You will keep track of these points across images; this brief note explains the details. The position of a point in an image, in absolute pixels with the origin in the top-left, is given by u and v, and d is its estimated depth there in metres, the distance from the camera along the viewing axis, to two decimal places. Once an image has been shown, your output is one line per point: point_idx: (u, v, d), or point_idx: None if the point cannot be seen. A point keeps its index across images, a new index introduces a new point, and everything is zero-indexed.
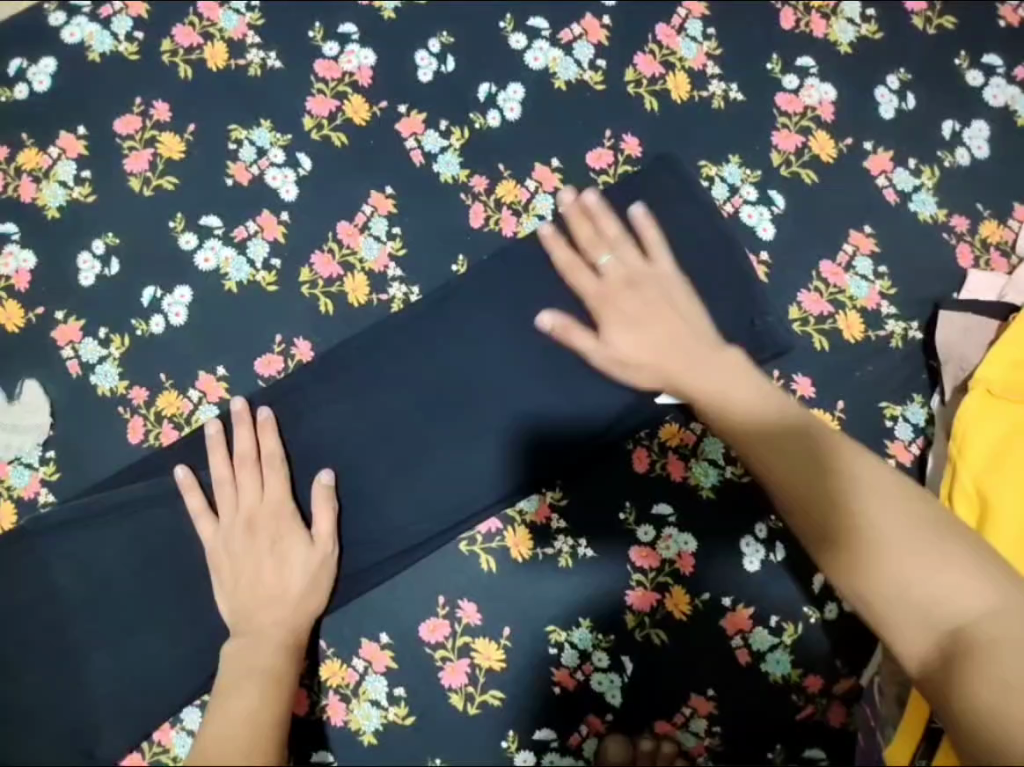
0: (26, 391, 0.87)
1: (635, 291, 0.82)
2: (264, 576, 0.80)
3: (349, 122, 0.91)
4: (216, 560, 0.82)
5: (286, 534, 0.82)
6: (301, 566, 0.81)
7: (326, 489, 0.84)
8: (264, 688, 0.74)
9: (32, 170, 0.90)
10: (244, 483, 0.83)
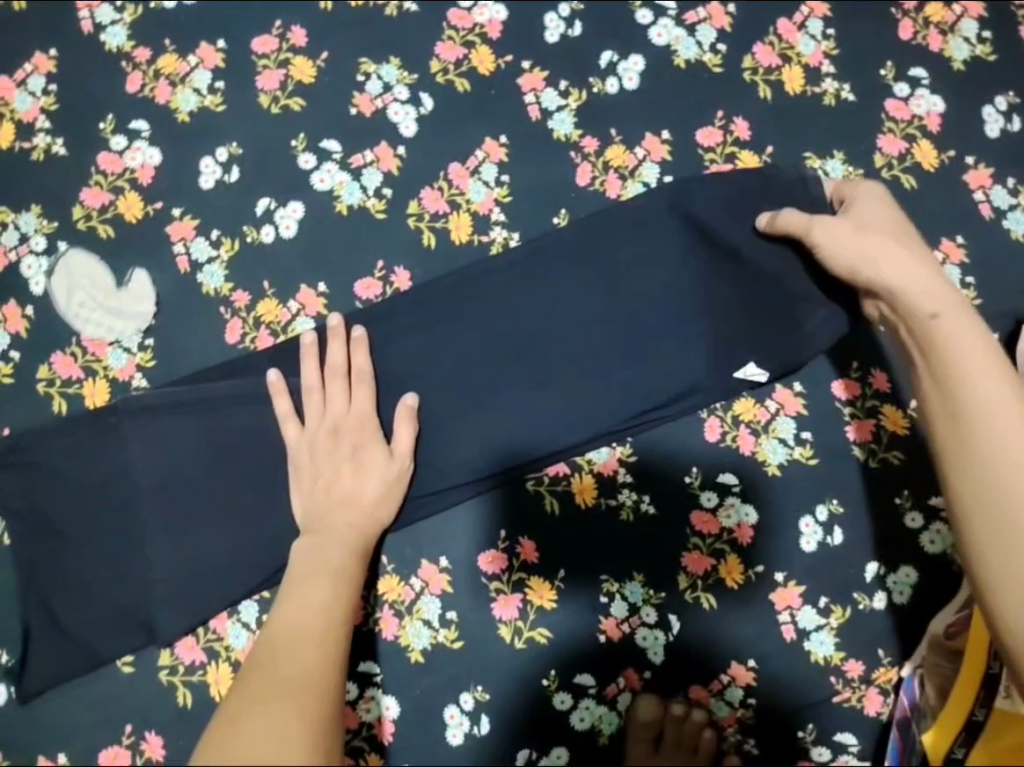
0: (134, 279, 0.91)
1: (887, 212, 0.83)
2: (343, 482, 0.83)
3: (474, 70, 0.95)
4: (296, 461, 0.85)
5: (367, 444, 0.85)
6: (377, 477, 0.84)
7: (410, 410, 0.86)
8: (334, 586, 0.73)
9: (170, 75, 0.95)
10: (333, 393, 0.86)
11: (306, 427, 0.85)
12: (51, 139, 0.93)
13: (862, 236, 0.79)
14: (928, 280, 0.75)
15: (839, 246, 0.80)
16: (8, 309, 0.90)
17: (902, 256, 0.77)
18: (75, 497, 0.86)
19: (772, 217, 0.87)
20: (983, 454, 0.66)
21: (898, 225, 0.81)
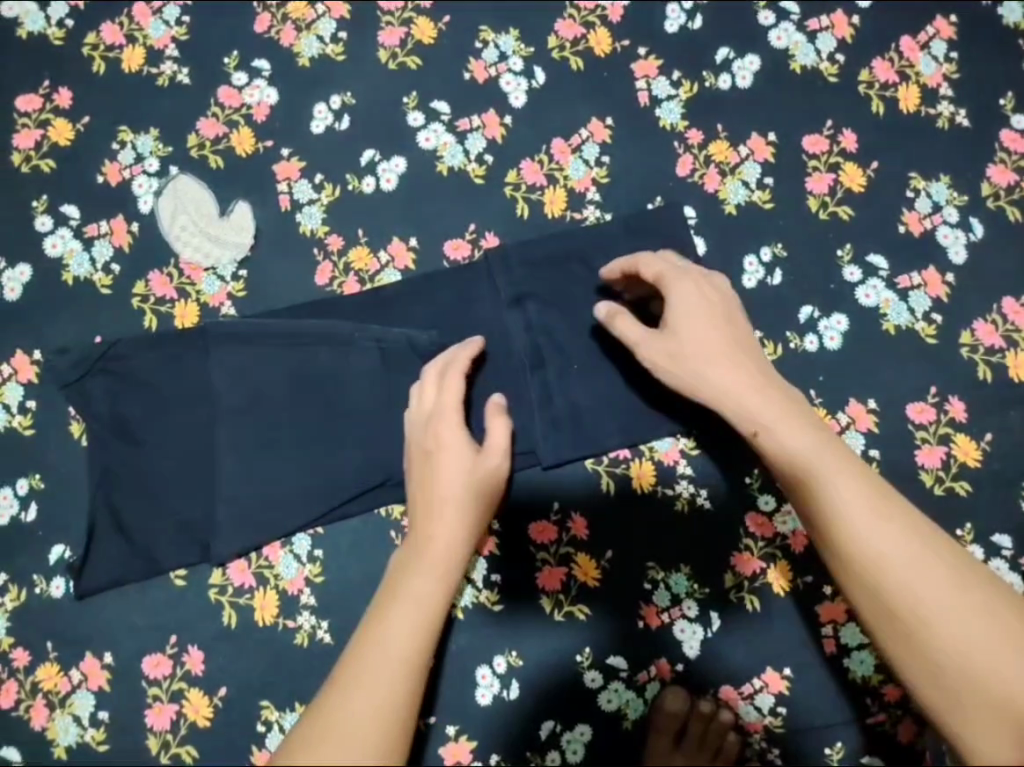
0: (237, 211, 0.94)
1: (699, 285, 0.80)
2: (432, 471, 0.78)
3: (590, 50, 0.97)
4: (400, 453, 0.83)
5: (453, 425, 0.80)
6: (461, 468, 0.78)
7: (498, 406, 0.84)
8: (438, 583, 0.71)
9: (296, 20, 0.98)
10: (427, 390, 0.83)
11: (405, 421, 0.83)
12: (177, 67, 0.97)
13: (710, 336, 0.77)
14: (748, 397, 0.73)
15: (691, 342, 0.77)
16: (115, 223, 0.94)
17: (714, 338, 0.77)
18: (158, 409, 0.89)
19: (611, 311, 0.82)
20: (897, 586, 0.62)
21: (724, 319, 0.79)
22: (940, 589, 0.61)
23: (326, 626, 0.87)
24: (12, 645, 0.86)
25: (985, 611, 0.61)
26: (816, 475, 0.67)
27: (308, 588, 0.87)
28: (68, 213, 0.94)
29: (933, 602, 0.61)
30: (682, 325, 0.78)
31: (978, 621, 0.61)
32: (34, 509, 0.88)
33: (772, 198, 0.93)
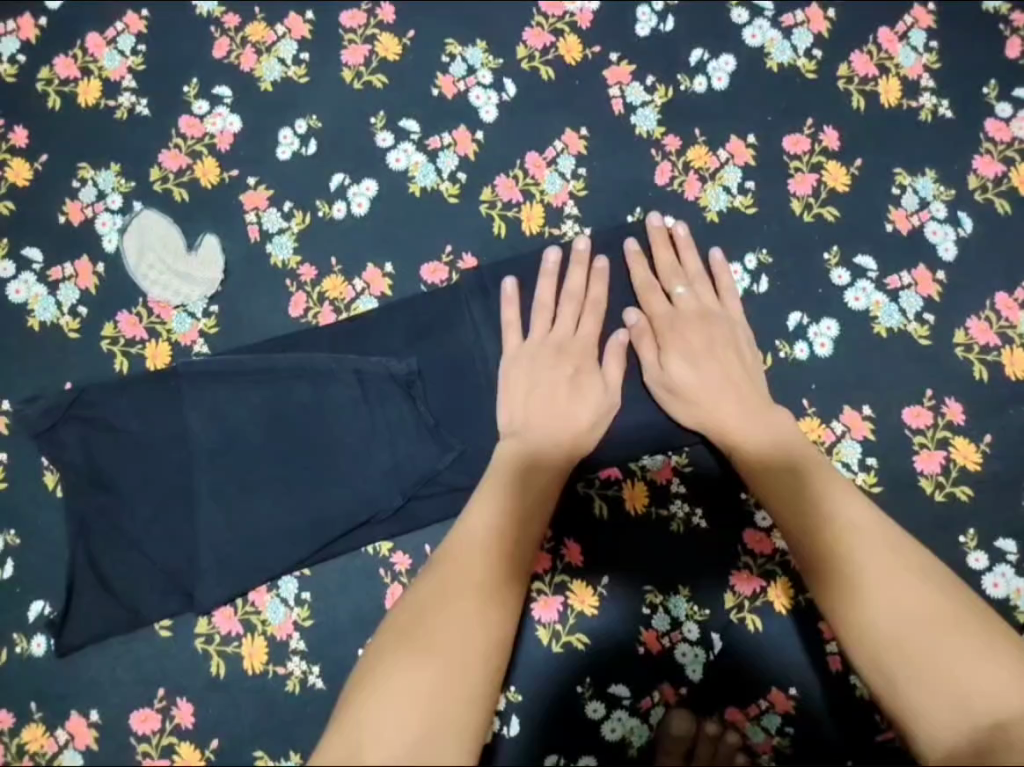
0: (204, 245, 0.91)
1: (704, 326, 0.86)
2: (558, 408, 0.83)
3: (560, 58, 0.94)
4: (509, 369, 0.86)
5: (589, 368, 0.85)
6: (591, 403, 0.84)
7: (621, 345, 0.86)
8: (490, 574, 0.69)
9: (256, 43, 0.95)
10: (562, 318, 0.86)
11: (536, 342, 0.86)
12: (135, 98, 0.94)
13: (711, 367, 0.84)
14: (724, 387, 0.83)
15: (671, 343, 0.85)
16: (80, 264, 0.91)
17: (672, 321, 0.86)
18: (133, 455, 0.86)
19: (636, 331, 0.86)
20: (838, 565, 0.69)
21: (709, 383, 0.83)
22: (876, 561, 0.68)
23: (318, 669, 0.84)
24: None
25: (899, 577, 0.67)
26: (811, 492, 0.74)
27: (298, 633, 0.85)
28: (31, 256, 0.91)
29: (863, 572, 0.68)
30: (679, 350, 0.85)
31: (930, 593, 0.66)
32: (11, 566, 0.86)
33: (754, 202, 0.90)
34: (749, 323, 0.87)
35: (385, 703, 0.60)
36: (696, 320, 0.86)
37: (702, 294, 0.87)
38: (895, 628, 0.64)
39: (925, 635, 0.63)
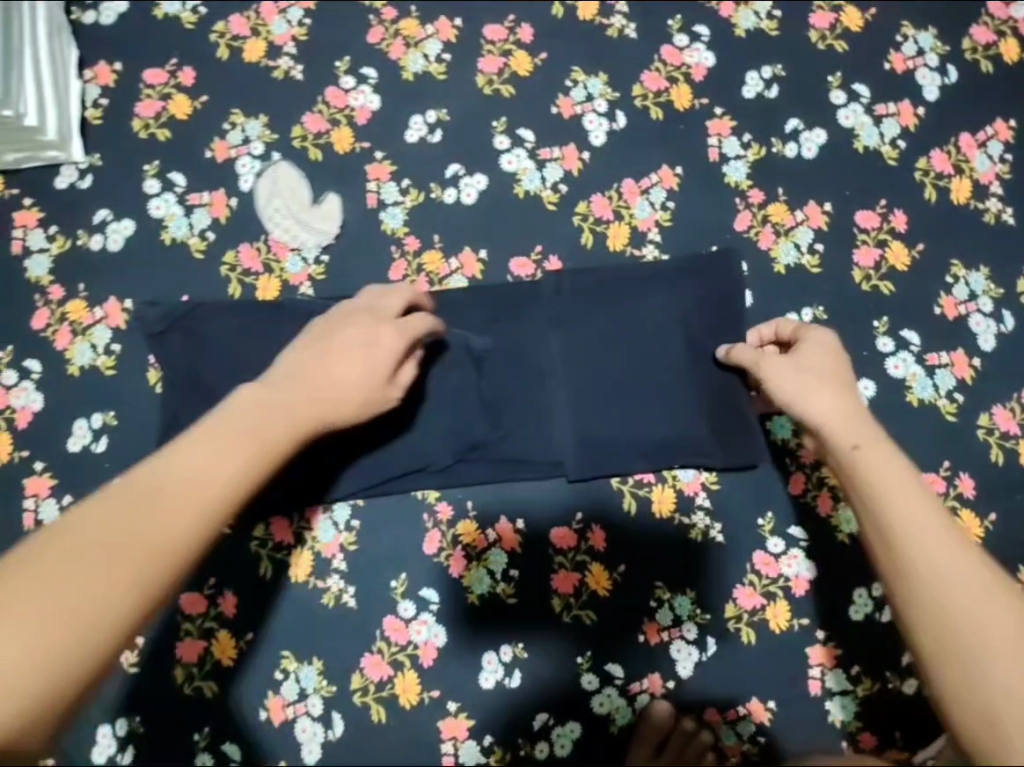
0: (327, 202, 1.02)
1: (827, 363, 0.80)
2: (334, 371, 0.75)
3: (671, 103, 1.04)
4: (327, 321, 0.81)
5: (339, 331, 0.78)
6: (342, 378, 0.75)
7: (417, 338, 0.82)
8: (210, 504, 0.63)
9: (407, 37, 1.06)
10: (394, 298, 0.85)
11: (358, 314, 0.81)
12: (292, 64, 1.06)
13: (827, 393, 0.77)
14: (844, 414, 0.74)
15: (780, 383, 0.79)
16: (216, 195, 1.02)
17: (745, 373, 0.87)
18: (227, 369, 0.97)
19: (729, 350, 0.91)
20: (897, 552, 0.67)
21: (839, 433, 0.73)
22: (924, 519, 0.68)
23: (352, 590, 0.94)
24: None
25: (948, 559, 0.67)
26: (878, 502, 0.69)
27: (342, 554, 0.95)
28: (175, 180, 1.03)
29: (915, 548, 0.67)
30: (784, 373, 0.80)
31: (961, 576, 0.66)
32: (103, 442, 0.96)
33: (819, 263, 1.00)
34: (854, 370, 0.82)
35: (35, 599, 0.57)
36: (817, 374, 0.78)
37: (823, 359, 0.80)
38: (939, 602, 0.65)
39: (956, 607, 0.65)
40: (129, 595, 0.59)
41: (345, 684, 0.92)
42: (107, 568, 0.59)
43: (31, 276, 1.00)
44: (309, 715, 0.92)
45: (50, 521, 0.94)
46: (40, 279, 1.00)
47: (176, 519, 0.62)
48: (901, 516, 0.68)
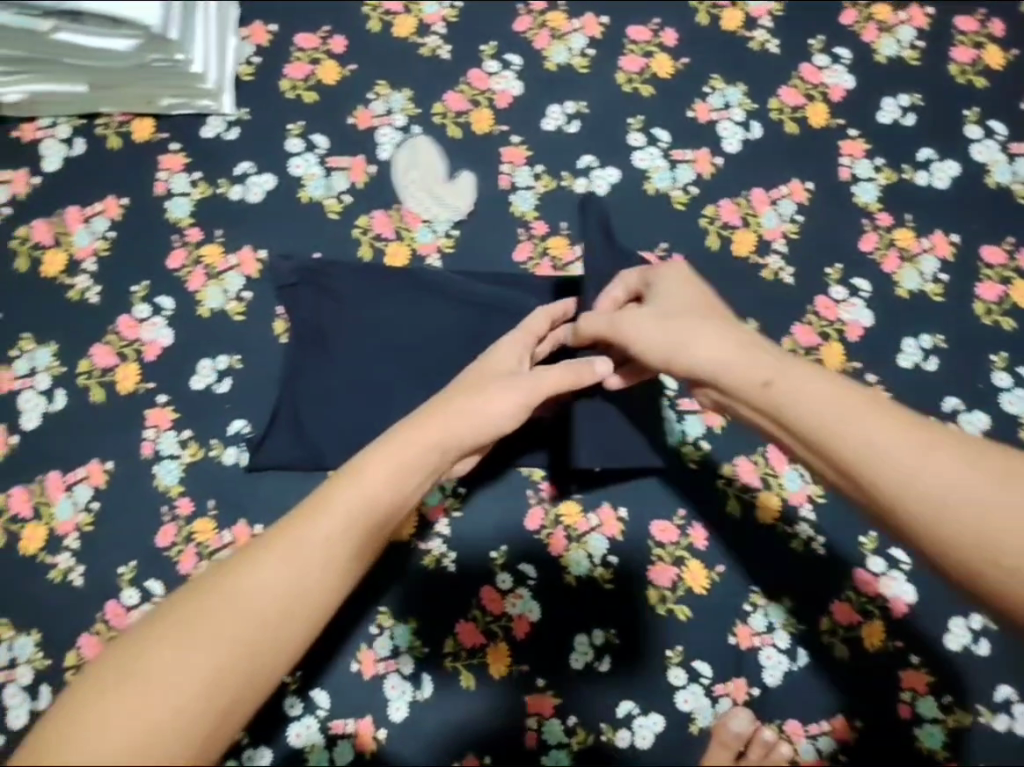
0: (462, 179, 1.05)
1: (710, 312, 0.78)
2: (463, 426, 0.71)
3: (807, 119, 1.05)
4: (470, 373, 0.78)
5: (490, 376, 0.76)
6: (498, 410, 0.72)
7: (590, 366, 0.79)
8: (321, 547, 0.62)
9: (553, 28, 1.07)
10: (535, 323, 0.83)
11: (444, 394, 0.74)
12: (440, 42, 1.07)
13: (740, 350, 0.73)
14: (787, 375, 0.71)
15: (643, 335, 0.76)
16: (356, 161, 1.05)
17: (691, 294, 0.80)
18: (353, 329, 0.99)
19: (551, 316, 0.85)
20: (894, 492, 0.65)
21: (742, 376, 0.72)
22: (902, 452, 0.66)
23: (453, 556, 0.98)
24: (180, 495, 0.97)
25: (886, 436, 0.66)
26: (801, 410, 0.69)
27: (445, 520, 0.99)
28: (317, 142, 1.05)
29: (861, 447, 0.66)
30: (683, 327, 0.75)
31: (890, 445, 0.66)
32: (227, 383, 1.00)
33: (943, 293, 1.00)
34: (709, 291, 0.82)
35: (160, 647, 0.56)
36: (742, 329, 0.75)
37: (675, 295, 0.81)
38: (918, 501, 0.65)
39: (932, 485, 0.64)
40: (291, 639, 0.60)
41: (436, 647, 0.96)
42: (217, 626, 0.57)
43: (170, 217, 1.03)
44: (399, 673, 0.95)
45: (167, 452, 0.98)
46: (178, 221, 1.03)
47: (298, 573, 0.60)
48: (815, 413, 0.68)
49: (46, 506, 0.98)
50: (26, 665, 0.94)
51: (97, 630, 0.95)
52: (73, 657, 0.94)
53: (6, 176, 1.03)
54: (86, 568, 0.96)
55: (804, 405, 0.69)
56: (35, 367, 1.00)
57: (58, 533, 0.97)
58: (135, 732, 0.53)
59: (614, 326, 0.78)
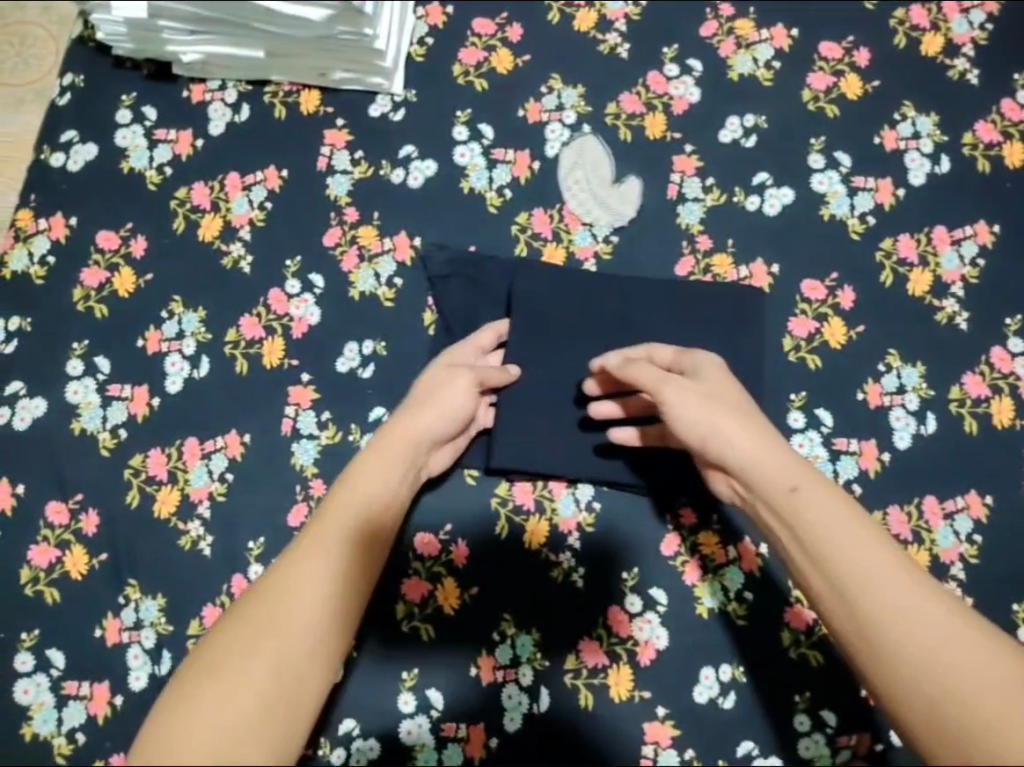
0: (628, 184, 1.01)
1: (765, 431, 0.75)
2: (438, 413, 0.84)
3: (1001, 158, 1.00)
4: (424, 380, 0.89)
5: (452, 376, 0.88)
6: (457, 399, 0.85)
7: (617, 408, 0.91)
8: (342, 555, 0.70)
9: (740, 36, 1.04)
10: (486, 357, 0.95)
11: (407, 409, 0.84)
12: (621, 40, 1.05)
13: (756, 439, 0.74)
14: (787, 475, 0.72)
15: (684, 416, 0.76)
16: (521, 155, 1.02)
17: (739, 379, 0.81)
18: (505, 327, 0.97)
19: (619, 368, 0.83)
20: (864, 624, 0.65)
21: (770, 476, 0.72)
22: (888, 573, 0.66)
23: (582, 571, 0.94)
24: (312, 475, 0.95)
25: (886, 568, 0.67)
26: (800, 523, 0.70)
27: (577, 533, 0.95)
28: (484, 131, 1.03)
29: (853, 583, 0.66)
30: (731, 429, 0.74)
31: (892, 582, 0.66)
32: (371, 368, 0.98)
33: None
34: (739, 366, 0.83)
35: (202, 700, 0.61)
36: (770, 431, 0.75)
37: (714, 371, 0.81)
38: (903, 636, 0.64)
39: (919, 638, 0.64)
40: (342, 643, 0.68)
41: (558, 662, 0.92)
42: (260, 658, 0.63)
43: (330, 194, 1.02)
44: (516, 684, 0.91)
45: (306, 431, 0.96)
46: (338, 198, 1.02)
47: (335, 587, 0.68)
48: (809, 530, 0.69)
49: (182, 470, 0.95)
50: (150, 628, 0.91)
51: (222, 601, 0.92)
52: (196, 626, 0.91)
53: (170, 134, 1.04)
54: (215, 538, 0.94)
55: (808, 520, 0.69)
56: (182, 331, 0.99)
57: (191, 499, 0.95)
58: (224, 737, 0.59)
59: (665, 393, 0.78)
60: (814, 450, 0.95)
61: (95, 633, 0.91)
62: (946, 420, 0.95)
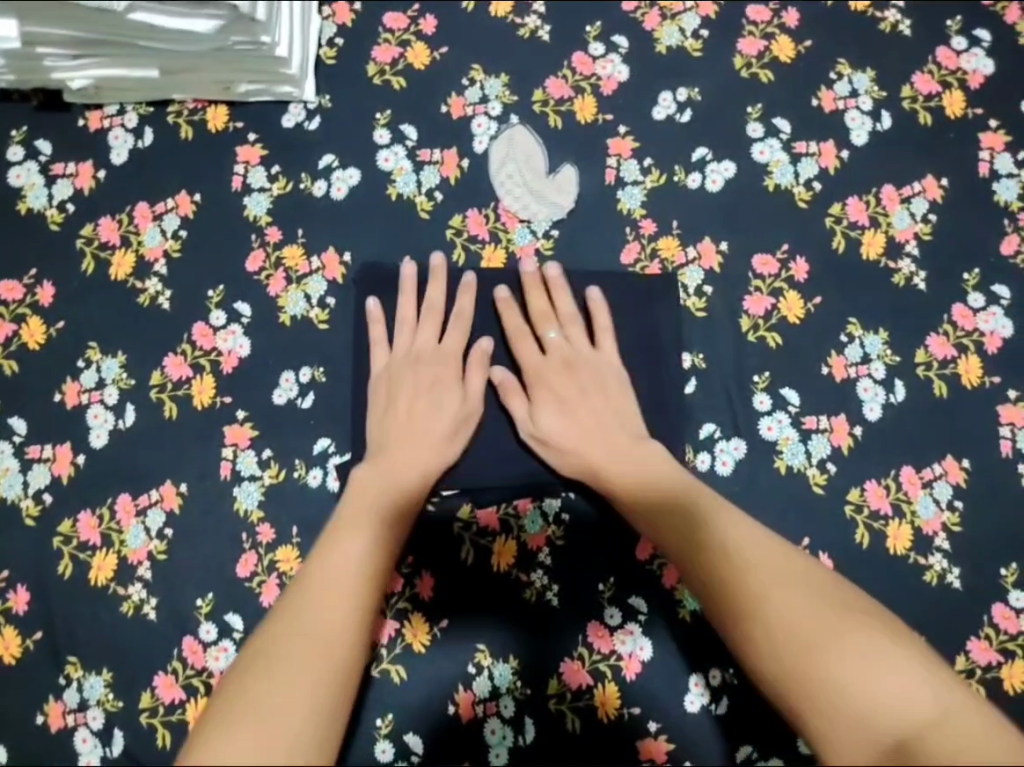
0: (561, 173, 0.96)
1: (570, 374, 0.88)
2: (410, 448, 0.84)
3: (941, 109, 0.97)
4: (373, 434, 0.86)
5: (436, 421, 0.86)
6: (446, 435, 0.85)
7: (505, 384, 0.88)
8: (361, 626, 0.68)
9: (664, 7, 0.99)
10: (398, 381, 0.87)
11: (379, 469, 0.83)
12: (540, 23, 0.99)
13: (599, 429, 0.86)
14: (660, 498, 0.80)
15: (565, 441, 0.86)
16: (447, 154, 0.96)
17: (599, 418, 0.86)
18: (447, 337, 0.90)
19: (501, 382, 0.88)
20: (800, 645, 0.64)
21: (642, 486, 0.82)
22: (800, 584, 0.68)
23: (556, 589, 0.89)
24: (259, 520, 0.89)
25: (806, 587, 0.68)
26: (695, 527, 0.76)
27: (547, 549, 0.89)
28: (406, 132, 0.97)
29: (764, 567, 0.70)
30: (582, 426, 0.86)
31: (809, 592, 0.68)
32: (310, 398, 0.91)
33: None
34: (619, 360, 0.90)
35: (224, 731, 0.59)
36: (724, 510, 0.77)
37: (582, 397, 0.87)
38: (811, 627, 0.65)
39: (820, 632, 0.65)
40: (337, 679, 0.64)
41: (541, 688, 0.87)
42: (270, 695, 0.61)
43: (249, 215, 0.95)
44: (499, 716, 0.86)
45: (247, 473, 0.90)
46: (257, 219, 0.95)
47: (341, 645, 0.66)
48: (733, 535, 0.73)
49: (117, 532, 0.88)
50: (96, 708, 0.85)
51: (174, 668, 0.85)
52: (148, 699, 0.85)
53: (68, 168, 0.96)
54: (159, 600, 0.87)
55: (721, 524, 0.75)
56: (102, 379, 0.91)
57: (130, 561, 0.88)
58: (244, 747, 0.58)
59: (563, 410, 0.87)
60: (784, 432, 0.91)
61: (37, 720, 0.85)
62: (914, 385, 0.92)
